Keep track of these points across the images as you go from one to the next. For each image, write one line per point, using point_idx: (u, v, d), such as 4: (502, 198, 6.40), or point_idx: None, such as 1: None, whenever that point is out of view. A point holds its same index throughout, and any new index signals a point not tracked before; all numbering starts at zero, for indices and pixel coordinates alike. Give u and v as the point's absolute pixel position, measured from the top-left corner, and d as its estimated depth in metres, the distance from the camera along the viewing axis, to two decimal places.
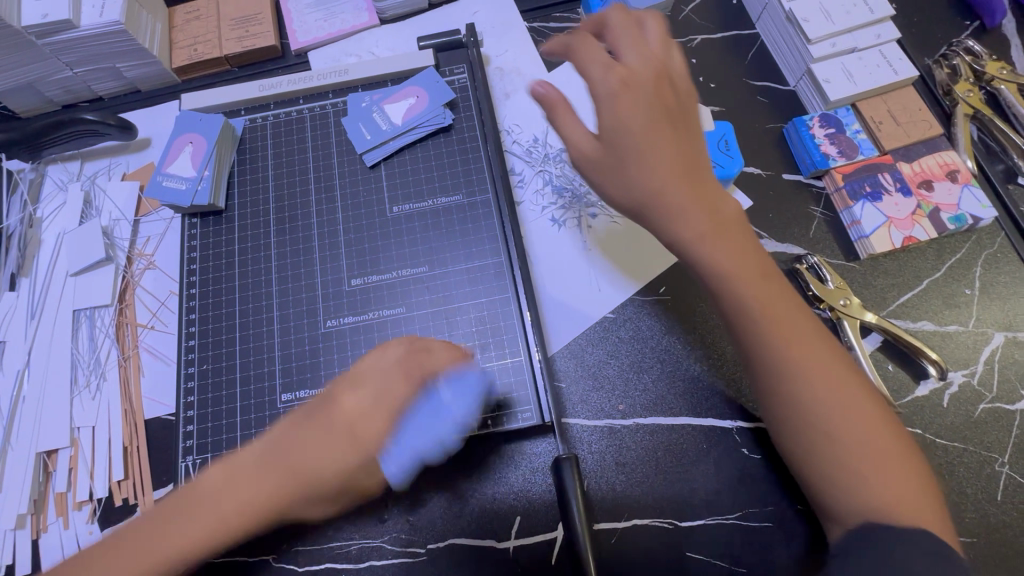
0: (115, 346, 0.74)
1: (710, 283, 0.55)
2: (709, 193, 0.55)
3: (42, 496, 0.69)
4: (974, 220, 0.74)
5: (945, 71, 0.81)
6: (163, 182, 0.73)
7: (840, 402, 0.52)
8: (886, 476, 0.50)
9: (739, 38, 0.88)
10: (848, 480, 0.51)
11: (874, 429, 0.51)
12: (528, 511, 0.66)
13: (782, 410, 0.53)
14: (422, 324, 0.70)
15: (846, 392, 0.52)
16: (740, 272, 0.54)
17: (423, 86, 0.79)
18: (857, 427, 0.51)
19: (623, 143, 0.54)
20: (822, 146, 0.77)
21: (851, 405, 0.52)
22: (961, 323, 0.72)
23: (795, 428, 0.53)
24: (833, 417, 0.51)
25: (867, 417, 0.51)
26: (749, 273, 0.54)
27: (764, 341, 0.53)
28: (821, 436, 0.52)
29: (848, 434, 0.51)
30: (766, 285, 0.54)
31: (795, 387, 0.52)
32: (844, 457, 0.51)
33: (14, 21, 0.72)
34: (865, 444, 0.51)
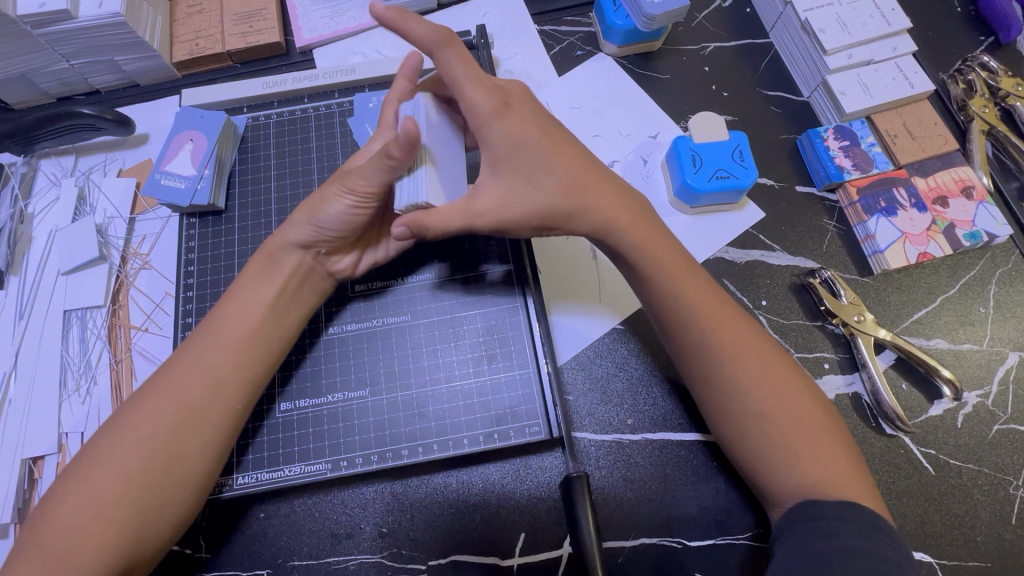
0: (107, 348, 0.72)
1: (660, 287, 0.59)
2: (619, 190, 0.60)
3: (26, 505, 0.66)
4: (989, 238, 0.73)
5: (960, 87, 0.80)
6: (161, 181, 0.71)
7: (767, 387, 0.56)
8: (813, 448, 0.55)
9: (753, 47, 0.87)
10: (777, 455, 0.55)
11: (798, 407, 0.56)
12: (533, 528, 0.64)
13: (726, 401, 0.57)
14: (427, 333, 0.68)
15: (770, 376, 0.57)
16: (670, 271, 0.59)
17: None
18: (790, 408, 0.56)
19: (529, 157, 0.56)
20: (836, 158, 0.76)
21: (776, 385, 0.56)
22: (975, 342, 0.70)
23: (740, 421, 0.57)
24: (767, 403, 0.56)
25: (792, 395, 0.56)
26: (676, 270, 0.59)
27: (705, 336, 0.58)
28: (749, 419, 0.56)
29: (783, 417, 0.56)
30: (686, 272, 0.60)
31: (730, 380, 0.57)
32: (774, 432, 0.55)
33: (8, 10, 0.70)
34: (795, 419, 0.56)
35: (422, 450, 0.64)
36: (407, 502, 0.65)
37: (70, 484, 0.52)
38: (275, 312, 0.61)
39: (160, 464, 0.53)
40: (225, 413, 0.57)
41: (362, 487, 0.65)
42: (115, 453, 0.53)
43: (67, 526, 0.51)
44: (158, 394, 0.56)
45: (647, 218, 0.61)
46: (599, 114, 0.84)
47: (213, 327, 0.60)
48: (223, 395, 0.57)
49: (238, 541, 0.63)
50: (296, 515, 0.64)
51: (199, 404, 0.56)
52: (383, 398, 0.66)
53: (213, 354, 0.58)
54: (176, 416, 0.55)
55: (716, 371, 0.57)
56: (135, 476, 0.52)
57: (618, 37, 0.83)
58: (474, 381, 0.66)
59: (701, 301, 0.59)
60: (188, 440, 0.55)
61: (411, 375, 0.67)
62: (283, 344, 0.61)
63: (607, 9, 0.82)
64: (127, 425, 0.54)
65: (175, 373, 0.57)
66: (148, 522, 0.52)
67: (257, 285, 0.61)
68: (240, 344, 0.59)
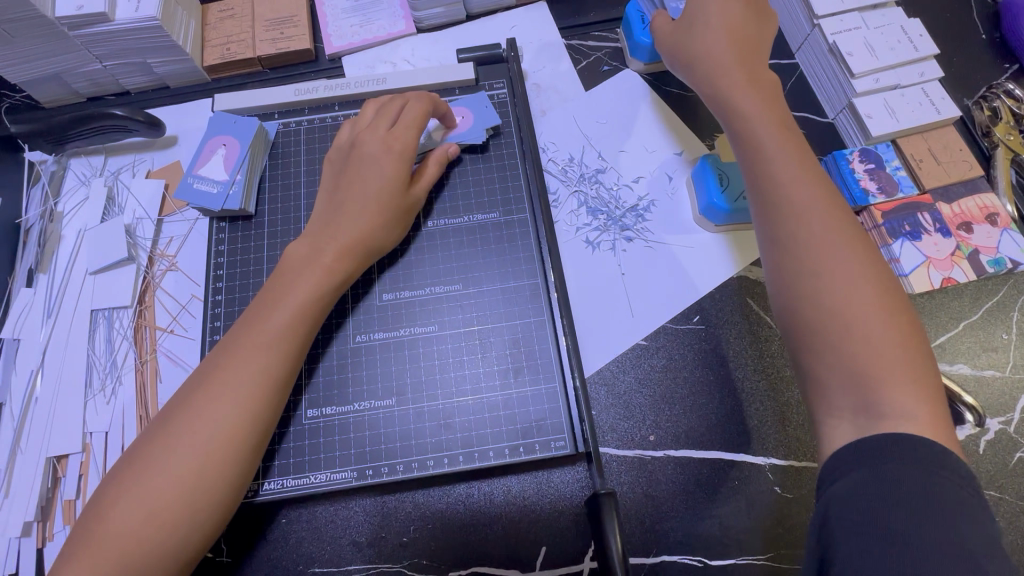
0: (133, 349, 0.72)
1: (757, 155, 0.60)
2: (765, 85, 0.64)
3: (49, 503, 0.67)
4: (1013, 264, 0.73)
5: (985, 113, 0.81)
6: (194, 184, 0.71)
7: (858, 300, 0.51)
8: (869, 326, 0.51)
9: (778, 68, 0.88)
10: (847, 343, 0.51)
11: (876, 317, 0.51)
12: (555, 542, 0.63)
13: (803, 296, 0.53)
14: (453, 344, 0.68)
15: (843, 243, 0.54)
16: (778, 146, 0.59)
17: (468, 107, 0.79)
18: (873, 326, 0.50)
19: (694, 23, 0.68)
20: (861, 181, 0.76)
21: (845, 257, 0.53)
22: (997, 369, 0.71)
23: (815, 322, 0.52)
24: (849, 311, 0.51)
25: (879, 316, 0.51)
26: (789, 149, 0.59)
27: (796, 222, 0.55)
28: (830, 321, 0.52)
29: (862, 333, 0.51)
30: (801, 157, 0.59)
31: (815, 272, 0.53)
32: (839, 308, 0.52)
33: (48, 12, 0.71)
34: (874, 344, 0.50)
35: (447, 461, 0.64)
36: (428, 512, 0.65)
37: (119, 486, 0.53)
38: (308, 308, 0.61)
39: (212, 467, 0.53)
40: (269, 413, 0.57)
41: (383, 496, 0.65)
42: (165, 455, 0.53)
43: (119, 530, 0.51)
44: (204, 395, 0.55)
45: (785, 111, 0.63)
46: (625, 129, 0.84)
47: (272, 302, 0.61)
48: (268, 396, 0.57)
49: (261, 547, 0.63)
50: (318, 520, 0.64)
51: (248, 404, 0.56)
52: (409, 407, 0.66)
53: (257, 354, 0.57)
54: (223, 415, 0.55)
55: (792, 219, 0.56)
56: (187, 480, 0.53)
57: (645, 54, 0.84)
58: (500, 394, 0.66)
59: (796, 163, 0.58)
60: (237, 442, 0.55)
61: (437, 386, 0.67)
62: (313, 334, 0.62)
63: (636, 26, 0.83)
64: (177, 429, 0.54)
65: (222, 372, 0.56)
66: (196, 525, 0.53)
67: (314, 274, 0.62)
68: (280, 337, 0.59)
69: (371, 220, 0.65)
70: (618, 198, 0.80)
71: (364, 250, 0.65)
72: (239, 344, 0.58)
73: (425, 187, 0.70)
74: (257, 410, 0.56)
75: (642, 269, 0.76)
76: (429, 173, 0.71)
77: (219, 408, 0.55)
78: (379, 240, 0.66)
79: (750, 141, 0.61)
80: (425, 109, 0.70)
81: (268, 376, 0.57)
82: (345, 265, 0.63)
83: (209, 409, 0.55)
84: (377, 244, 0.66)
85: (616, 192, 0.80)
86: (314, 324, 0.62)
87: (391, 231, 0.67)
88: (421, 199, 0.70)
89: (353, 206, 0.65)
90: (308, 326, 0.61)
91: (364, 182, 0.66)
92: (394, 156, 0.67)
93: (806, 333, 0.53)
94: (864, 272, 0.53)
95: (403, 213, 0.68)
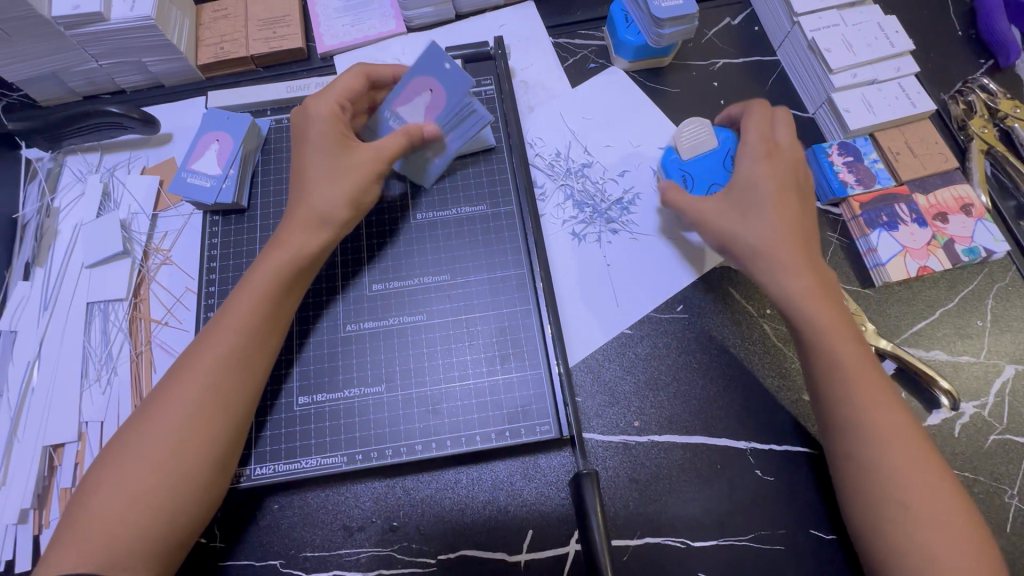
0: (128, 341, 0.74)
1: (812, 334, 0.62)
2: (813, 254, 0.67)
3: (45, 491, 0.68)
4: (988, 254, 0.75)
5: (960, 107, 0.83)
6: (187, 179, 0.73)
7: (914, 467, 0.57)
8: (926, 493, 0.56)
9: (761, 65, 0.90)
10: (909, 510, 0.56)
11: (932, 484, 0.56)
12: (541, 524, 0.65)
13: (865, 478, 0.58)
14: (441, 333, 0.70)
15: (896, 422, 0.58)
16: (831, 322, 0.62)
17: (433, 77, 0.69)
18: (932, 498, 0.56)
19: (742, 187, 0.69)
20: (840, 174, 0.78)
21: (874, 401, 0.59)
22: (973, 354, 0.73)
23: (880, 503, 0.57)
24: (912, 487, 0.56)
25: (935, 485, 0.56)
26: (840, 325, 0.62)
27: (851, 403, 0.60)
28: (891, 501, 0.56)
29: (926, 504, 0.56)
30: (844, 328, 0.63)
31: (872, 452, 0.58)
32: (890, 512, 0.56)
33: (44, 11, 0.72)
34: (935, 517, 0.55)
35: (435, 445, 0.66)
36: (417, 497, 0.66)
37: (104, 471, 0.55)
38: (277, 295, 0.62)
39: (189, 448, 0.55)
40: (244, 393, 0.59)
41: (373, 482, 0.66)
42: (145, 440, 0.55)
43: (104, 513, 0.53)
44: (181, 381, 0.57)
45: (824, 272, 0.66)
46: (610, 125, 0.86)
47: (241, 290, 0.62)
48: (238, 379, 0.59)
49: (253, 532, 0.65)
50: (310, 506, 0.66)
51: (221, 387, 0.58)
52: (398, 394, 0.68)
53: (226, 340, 0.59)
54: (197, 400, 0.57)
55: (849, 406, 0.59)
56: (165, 461, 0.54)
57: (629, 53, 0.86)
58: (486, 381, 0.68)
59: (832, 319, 0.62)
60: (214, 423, 0.57)
61: (425, 373, 0.68)
62: (282, 317, 0.63)
63: (620, 24, 0.85)
64: (154, 414, 0.56)
65: (196, 357, 0.59)
66: (177, 506, 0.54)
67: (277, 260, 0.63)
68: (247, 323, 0.60)
69: (326, 193, 0.65)
70: (603, 191, 0.82)
71: (316, 220, 0.65)
72: (209, 338, 0.60)
73: (381, 155, 0.67)
74: (229, 393, 0.58)
75: (626, 258, 0.78)
76: (388, 144, 0.67)
77: (192, 394, 0.57)
78: (327, 204, 0.65)
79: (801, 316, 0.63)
80: (358, 76, 0.71)
81: (238, 361, 0.59)
82: (308, 245, 0.64)
83: (182, 395, 0.57)
84: (337, 214, 0.65)
85: (601, 185, 0.82)
86: (283, 308, 0.63)
87: (345, 195, 0.66)
88: (381, 167, 0.67)
89: (312, 186, 0.66)
90: (275, 312, 0.62)
91: (302, 155, 0.67)
92: (327, 123, 0.67)
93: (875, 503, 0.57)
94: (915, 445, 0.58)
95: (347, 173, 0.66)
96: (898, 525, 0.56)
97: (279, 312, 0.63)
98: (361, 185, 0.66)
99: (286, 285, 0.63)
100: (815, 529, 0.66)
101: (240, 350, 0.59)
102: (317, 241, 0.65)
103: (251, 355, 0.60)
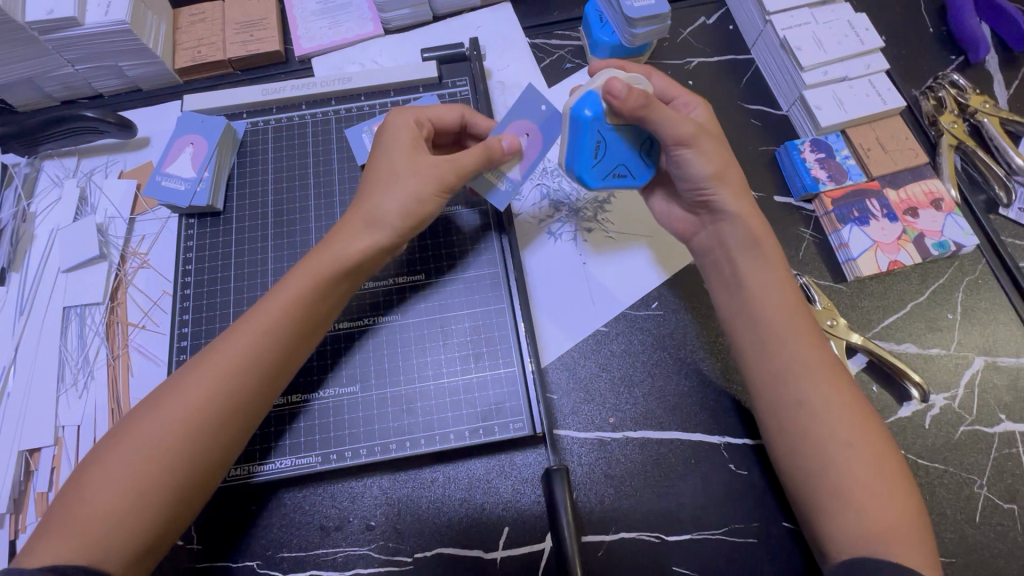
0: (104, 345, 0.74)
1: (754, 304, 0.64)
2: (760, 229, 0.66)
3: (22, 496, 0.68)
4: (957, 247, 0.76)
5: (931, 103, 0.84)
6: (162, 182, 0.73)
7: (854, 427, 0.58)
8: (862, 458, 0.57)
9: (734, 63, 0.90)
10: (849, 474, 0.57)
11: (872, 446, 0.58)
12: (517, 522, 0.65)
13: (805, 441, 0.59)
14: (416, 333, 0.71)
15: (838, 389, 0.60)
16: (774, 297, 0.64)
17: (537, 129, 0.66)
18: (868, 461, 0.57)
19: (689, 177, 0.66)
20: (813, 170, 0.79)
21: (815, 366, 0.61)
22: (943, 347, 0.73)
23: (817, 466, 0.58)
24: (849, 447, 0.58)
25: (874, 453, 0.58)
26: (784, 299, 0.64)
27: (793, 375, 0.61)
28: (832, 460, 0.57)
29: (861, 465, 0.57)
30: (789, 302, 0.64)
31: (809, 417, 0.59)
32: (824, 491, 0.57)
33: (17, 16, 0.72)
34: (870, 477, 0.57)
35: (410, 444, 0.66)
36: (393, 496, 0.66)
37: (103, 455, 0.53)
38: (316, 303, 0.61)
39: (196, 446, 0.55)
40: (258, 399, 0.58)
41: (351, 482, 0.67)
42: (152, 430, 0.54)
43: (97, 503, 0.51)
44: (194, 375, 0.56)
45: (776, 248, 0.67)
46: None
47: (271, 292, 0.61)
48: (258, 385, 0.58)
49: (229, 534, 0.65)
50: (286, 507, 0.66)
51: (239, 390, 0.57)
52: (373, 393, 0.68)
53: (250, 343, 0.58)
54: (212, 401, 0.55)
55: (792, 379, 0.61)
56: (170, 457, 0.53)
57: (604, 52, 0.87)
58: (461, 379, 0.69)
59: (773, 291, 0.64)
60: (225, 426, 0.56)
61: (400, 372, 0.69)
62: (315, 328, 0.62)
63: (594, 25, 0.85)
64: (164, 408, 0.55)
65: (214, 354, 0.57)
66: (176, 501, 0.54)
67: (313, 265, 0.61)
68: (277, 329, 0.59)
69: (390, 195, 0.61)
70: (578, 190, 0.82)
71: (365, 222, 0.62)
72: (234, 337, 0.58)
73: (453, 167, 0.63)
74: (245, 398, 0.57)
75: (600, 256, 0.79)
76: (464, 158, 0.63)
77: (207, 393, 0.56)
78: (379, 207, 0.61)
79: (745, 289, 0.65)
80: (455, 114, 0.69)
81: (260, 368, 0.58)
82: (359, 250, 0.61)
83: (195, 392, 0.55)
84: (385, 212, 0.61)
85: (576, 184, 0.83)
86: (315, 319, 0.61)
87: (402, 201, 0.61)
88: (445, 174, 0.62)
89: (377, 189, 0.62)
90: (309, 323, 0.61)
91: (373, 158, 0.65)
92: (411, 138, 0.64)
93: (813, 463, 0.58)
94: (852, 410, 0.59)
95: (409, 174, 0.62)
96: (839, 482, 0.57)
97: (312, 323, 0.61)
98: (422, 193, 0.62)
99: (323, 295, 0.61)
100: (788, 522, 0.66)
101: (264, 357, 0.58)
102: (358, 244, 0.61)
103: (275, 363, 0.59)
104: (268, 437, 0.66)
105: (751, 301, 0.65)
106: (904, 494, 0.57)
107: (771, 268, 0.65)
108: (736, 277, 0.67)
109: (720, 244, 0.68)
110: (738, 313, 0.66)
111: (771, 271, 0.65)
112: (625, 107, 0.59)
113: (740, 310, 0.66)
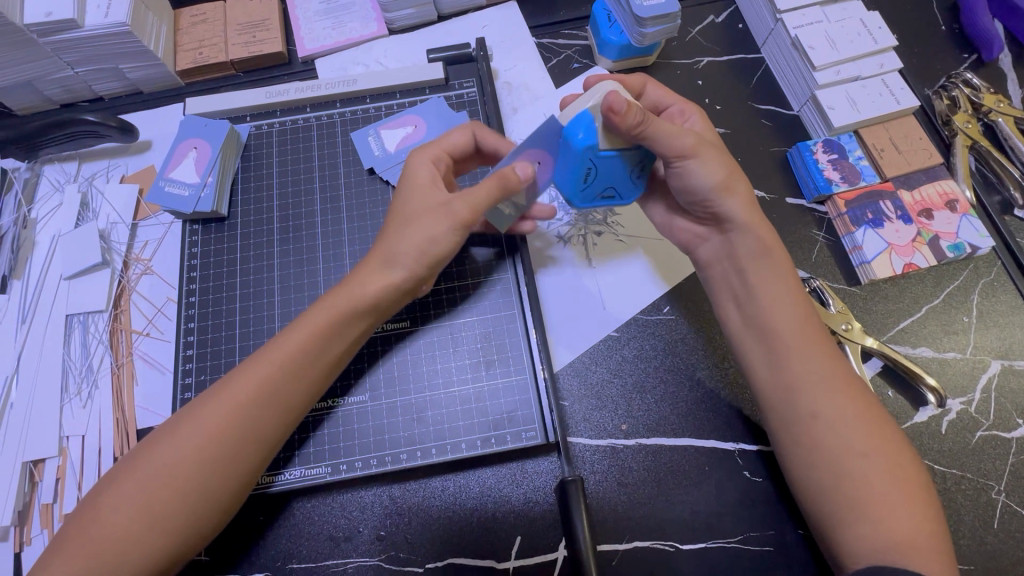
0: (109, 353, 0.72)
1: (763, 314, 0.64)
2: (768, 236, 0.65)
3: (26, 507, 0.67)
4: (973, 249, 0.75)
5: (944, 102, 0.83)
6: (165, 187, 0.72)
7: (869, 437, 0.58)
8: (880, 468, 0.56)
9: (744, 62, 0.89)
10: (866, 485, 0.56)
11: (890, 457, 0.57)
12: (529, 531, 0.65)
13: (818, 452, 0.58)
14: (425, 340, 0.70)
15: (854, 401, 0.59)
16: (787, 308, 0.63)
17: (544, 148, 0.62)
18: (885, 472, 0.56)
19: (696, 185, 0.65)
20: (825, 172, 0.78)
21: (829, 378, 0.60)
22: (958, 350, 0.73)
23: (831, 477, 0.57)
24: (863, 458, 0.57)
25: (892, 463, 0.57)
26: (797, 309, 0.63)
27: (808, 388, 0.60)
28: (846, 470, 0.57)
29: (878, 476, 0.56)
30: (800, 313, 0.63)
31: (824, 428, 0.58)
32: (837, 502, 0.56)
33: (15, 18, 0.71)
34: (887, 488, 0.56)
35: (421, 454, 0.65)
36: (405, 506, 0.65)
37: (121, 477, 0.53)
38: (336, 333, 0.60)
39: (211, 475, 0.54)
40: (275, 431, 0.57)
41: (360, 491, 0.66)
42: (168, 456, 0.53)
43: (113, 526, 0.51)
44: (212, 402, 0.55)
45: (786, 257, 0.66)
46: None
47: (294, 320, 0.60)
48: (277, 414, 0.57)
49: (239, 546, 0.64)
50: (295, 518, 0.65)
51: (257, 419, 0.56)
52: (382, 403, 0.67)
53: (270, 373, 0.57)
54: (229, 429, 0.55)
55: (804, 392, 0.60)
56: (185, 484, 0.53)
57: (613, 52, 0.85)
58: (472, 387, 0.68)
59: (786, 301, 0.63)
60: (242, 455, 0.55)
61: (410, 381, 0.68)
62: (337, 357, 0.61)
63: (602, 24, 0.84)
64: (181, 434, 0.54)
65: (234, 382, 0.57)
66: (188, 527, 0.53)
67: (335, 294, 0.60)
68: (296, 358, 0.58)
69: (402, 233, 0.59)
70: None
71: (382, 262, 0.60)
72: (254, 364, 0.57)
73: (465, 204, 0.59)
74: (263, 427, 0.56)
75: (611, 260, 0.78)
76: (476, 195, 0.59)
77: (225, 421, 0.55)
78: (395, 245, 0.59)
79: (755, 299, 0.64)
80: (470, 135, 0.68)
81: (278, 396, 0.57)
82: (377, 281, 0.60)
83: (212, 419, 0.55)
84: (399, 253, 0.59)
85: None
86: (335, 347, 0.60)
87: (413, 242, 0.59)
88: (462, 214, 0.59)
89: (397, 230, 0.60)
90: (329, 353, 0.60)
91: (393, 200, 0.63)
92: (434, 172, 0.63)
93: (828, 474, 0.57)
94: (867, 421, 0.58)
95: (425, 215, 0.59)
96: (855, 494, 0.56)
97: (332, 351, 0.60)
98: (433, 232, 0.59)
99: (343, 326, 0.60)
100: (803, 530, 0.65)
101: (283, 385, 0.57)
102: (375, 282, 0.59)
103: (294, 393, 0.58)
104: (285, 448, 0.65)
105: (761, 309, 0.64)
106: (922, 504, 0.56)
107: (781, 278, 0.64)
108: (745, 287, 0.65)
109: (728, 251, 0.67)
110: (748, 323, 0.65)
111: (781, 279, 0.64)
112: (621, 126, 0.55)
113: (749, 320, 0.65)
